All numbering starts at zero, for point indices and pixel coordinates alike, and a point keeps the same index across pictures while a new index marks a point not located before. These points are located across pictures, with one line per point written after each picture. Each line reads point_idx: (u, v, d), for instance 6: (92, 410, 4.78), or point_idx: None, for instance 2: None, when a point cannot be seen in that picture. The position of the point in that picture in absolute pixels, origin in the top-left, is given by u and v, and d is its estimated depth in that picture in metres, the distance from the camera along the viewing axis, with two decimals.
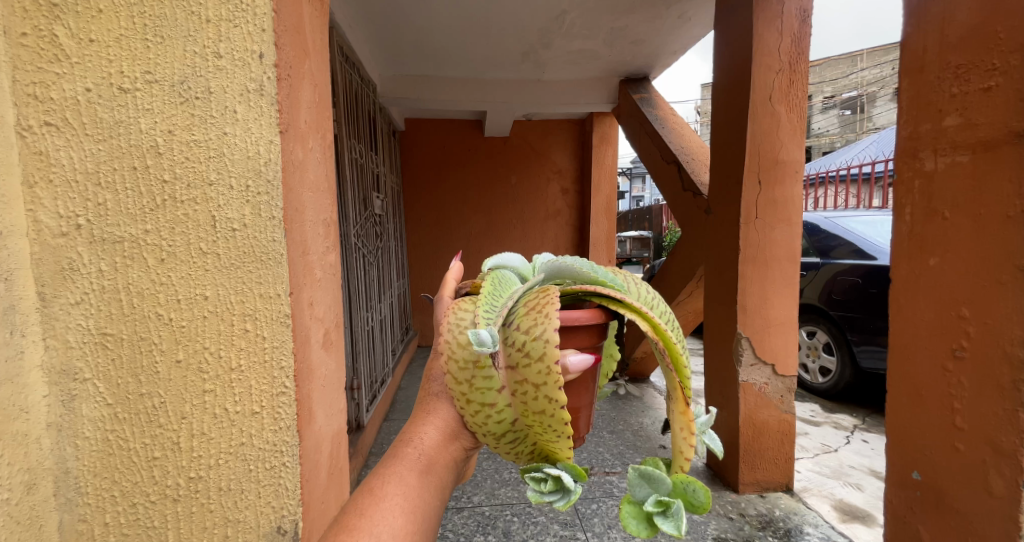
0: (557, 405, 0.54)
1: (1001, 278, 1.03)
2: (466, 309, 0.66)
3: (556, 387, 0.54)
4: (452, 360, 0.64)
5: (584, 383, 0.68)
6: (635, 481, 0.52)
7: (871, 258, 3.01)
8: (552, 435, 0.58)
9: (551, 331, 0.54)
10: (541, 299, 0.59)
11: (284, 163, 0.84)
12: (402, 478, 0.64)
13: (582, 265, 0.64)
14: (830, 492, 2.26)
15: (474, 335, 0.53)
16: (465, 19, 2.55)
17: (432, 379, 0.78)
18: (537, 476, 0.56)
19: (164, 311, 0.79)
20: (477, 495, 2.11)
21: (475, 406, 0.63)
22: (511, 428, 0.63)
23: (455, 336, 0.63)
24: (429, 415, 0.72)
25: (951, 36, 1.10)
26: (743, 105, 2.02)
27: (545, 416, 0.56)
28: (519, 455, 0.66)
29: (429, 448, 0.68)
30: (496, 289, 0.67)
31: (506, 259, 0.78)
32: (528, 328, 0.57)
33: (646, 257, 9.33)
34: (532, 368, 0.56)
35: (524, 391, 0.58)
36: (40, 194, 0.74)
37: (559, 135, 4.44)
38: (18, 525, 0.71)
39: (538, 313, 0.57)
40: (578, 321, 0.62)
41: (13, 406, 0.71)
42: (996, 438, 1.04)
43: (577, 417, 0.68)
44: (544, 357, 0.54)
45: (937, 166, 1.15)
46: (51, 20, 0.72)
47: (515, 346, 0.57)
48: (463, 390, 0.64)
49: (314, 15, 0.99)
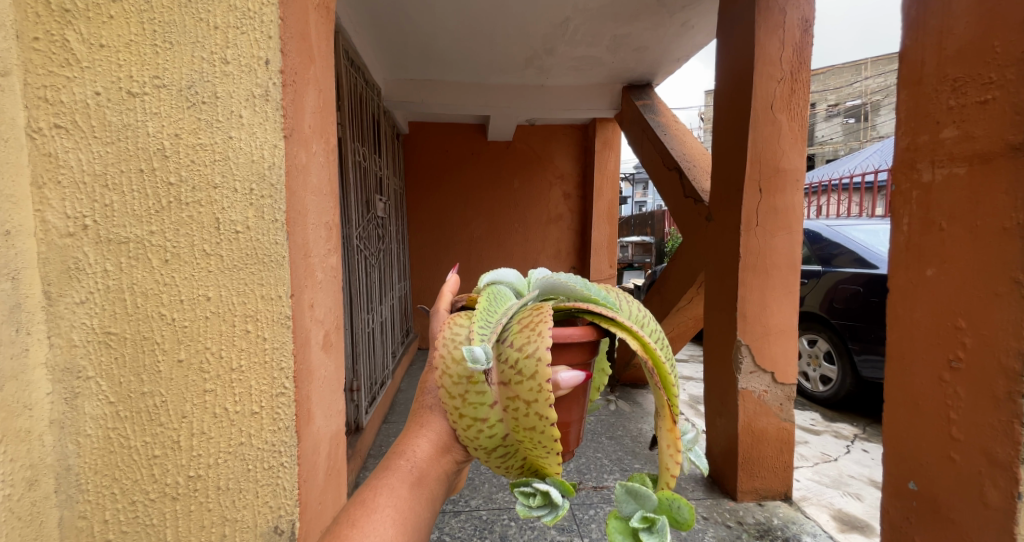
0: (547, 423, 0.55)
1: (997, 290, 1.03)
2: (462, 324, 0.67)
3: (546, 405, 0.55)
4: (446, 375, 0.65)
5: (575, 398, 0.69)
6: (623, 497, 0.54)
7: (872, 266, 3.02)
8: (541, 451, 0.59)
9: (544, 349, 0.55)
10: (535, 316, 0.60)
11: (288, 166, 0.85)
12: (394, 490, 0.65)
13: (576, 282, 0.65)
14: (829, 501, 2.25)
15: (469, 352, 0.54)
16: (470, 25, 2.58)
17: (425, 390, 0.79)
18: (527, 491, 0.58)
19: (166, 311, 0.80)
20: (475, 498, 2.11)
21: (467, 421, 0.64)
22: (502, 442, 0.64)
23: (450, 350, 0.64)
24: (421, 427, 0.73)
25: (949, 50, 1.11)
26: (745, 113, 2.03)
27: (535, 433, 0.57)
28: (508, 469, 0.67)
29: (422, 461, 0.69)
30: (492, 304, 0.68)
31: (502, 273, 0.79)
32: (522, 345, 0.58)
33: (648, 263, 9.32)
34: (524, 385, 0.57)
35: (515, 407, 0.59)
36: (48, 195, 0.75)
37: (562, 140, 4.46)
38: (18, 521, 0.72)
39: (531, 330, 0.58)
40: (569, 337, 0.64)
41: (17, 403, 0.72)
42: (992, 450, 1.05)
43: (567, 431, 0.69)
44: (536, 375, 0.55)
45: (933, 178, 1.16)
46: (63, 26, 0.74)
47: (507, 363, 0.58)
48: (456, 404, 0.65)
49: (320, 22, 1.01)
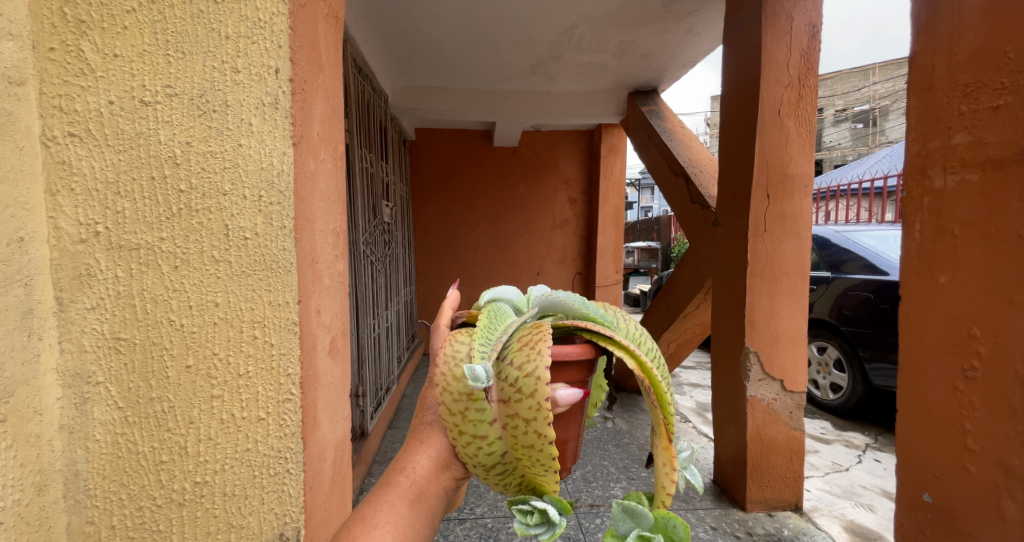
0: (546, 441, 0.55)
1: (1012, 297, 1.02)
2: (462, 341, 0.66)
3: (545, 424, 0.55)
4: (446, 391, 0.64)
5: (573, 415, 0.69)
6: (620, 516, 0.53)
7: (882, 273, 2.98)
8: (539, 468, 0.59)
9: (543, 369, 0.55)
10: (535, 335, 0.60)
11: (296, 173, 0.87)
12: (393, 507, 0.64)
13: (574, 300, 0.65)
14: (840, 512, 2.21)
15: (469, 371, 0.55)
16: (476, 33, 2.60)
17: (426, 406, 0.77)
18: (525, 508, 0.57)
19: (175, 317, 0.80)
20: (480, 506, 2.10)
21: (467, 438, 0.64)
22: (501, 460, 0.63)
23: (451, 368, 0.64)
24: (421, 443, 0.72)
25: (959, 55, 1.10)
26: (752, 119, 2.02)
27: (534, 451, 0.57)
28: (507, 486, 0.66)
29: (422, 477, 0.68)
30: (492, 321, 0.67)
31: (502, 290, 0.79)
32: (521, 364, 0.57)
33: (654, 269, 9.31)
34: (523, 403, 0.57)
35: (514, 425, 0.59)
36: (61, 202, 0.76)
37: (568, 146, 4.46)
38: (29, 525, 0.72)
39: (530, 349, 0.58)
40: (568, 355, 0.63)
41: (28, 408, 0.73)
42: (1008, 461, 1.03)
43: (565, 449, 0.69)
44: (535, 393, 0.55)
45: (945, 184, 1.14)
46: (78, 36, 0.75)
47: (507, 381, 0.58)
48: (456, 421, 0.64)
49: (329, 32, 1.02)
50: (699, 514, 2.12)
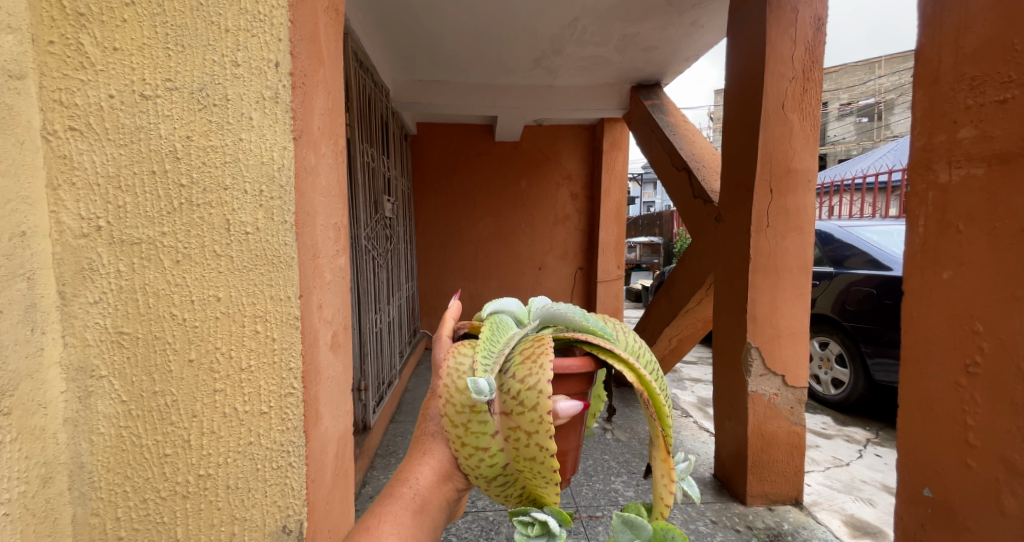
0: (547, 453, 0.56)
1: (1016, 293, 1.01)
2: (464, 352, 0.66)
3: (547, 436, 0.56)
4: (448, 404, 0.64)
5: (573, 427, 0.69)
6: (619, 527, 0.53)
7: (886, 268, 2.97)
8: (540, 480, 0.60)
9: (544, 382, 0.56)
10: (536, 348, 0.60)
11: (297, 168, 0.86)
12: (397, 518, 0.63)
13: (575, 313, 0.66)
14: (841, 506, 2.21)
15: (473, 383, 0.55)
16: (477, 26, 2.58)
17: (429, 416, 0.77)
18: (525, 519, 0.58)
19: (178, 311, 0.81)
20: (482, 500, 2.11)
21: (469, 450, 0.63)
22: (502, 472, 0.64)
23: (453, 380, 0.63)
24: (423, 454, 0.71)
25: (967, 48, 1.09)
26: (756, 113, 2.00)
27: (535, 463, 0.58)
28: (507, 497, 0.67)
29: (424, 488, 0.67)
30: (494, 334, 0.68)
31: (503, 301, 0.79)
32: (523, 377, 0.58)
33: (657, 264, 9.31)
34: (525, 416, 0.57)
35: (516, 438, 0.59)
36: (63, 197, 0.76)
37: (570, 140, 4.43)
38: (34, 517, 0.73)
39: (532, 362, 0.58)
40: (569, 368, 0.63)
41: (33, 401, 0.73)
42: (1008, 455, 1.03)
43: (565, 459, 0.69)
44: (537, 406, 0.56)
45: (950, 178, 1.13)
46: (77, 29, 0.75)
47: (510, 394, 0.59)
48: (458, 434, 0.64)
49: (330, 25, 1.01)
50: (700, 508, 2.13)
